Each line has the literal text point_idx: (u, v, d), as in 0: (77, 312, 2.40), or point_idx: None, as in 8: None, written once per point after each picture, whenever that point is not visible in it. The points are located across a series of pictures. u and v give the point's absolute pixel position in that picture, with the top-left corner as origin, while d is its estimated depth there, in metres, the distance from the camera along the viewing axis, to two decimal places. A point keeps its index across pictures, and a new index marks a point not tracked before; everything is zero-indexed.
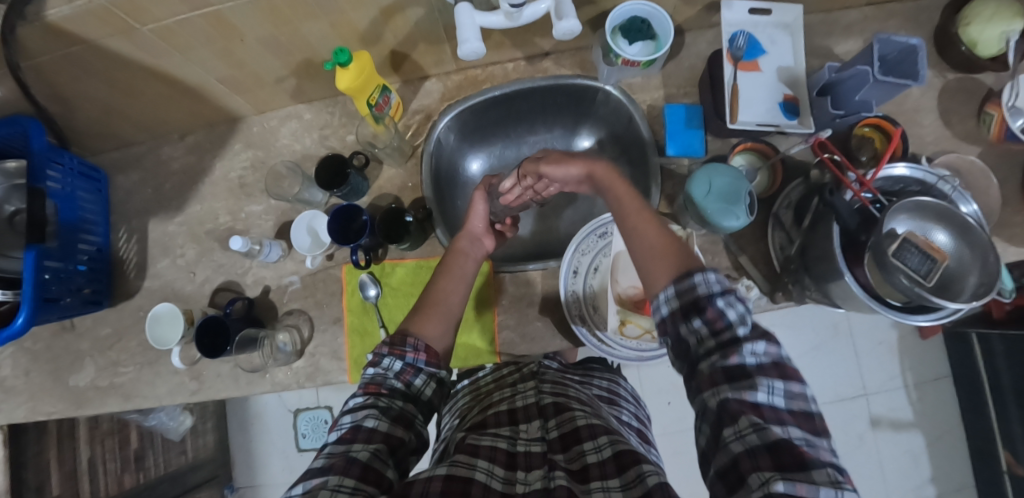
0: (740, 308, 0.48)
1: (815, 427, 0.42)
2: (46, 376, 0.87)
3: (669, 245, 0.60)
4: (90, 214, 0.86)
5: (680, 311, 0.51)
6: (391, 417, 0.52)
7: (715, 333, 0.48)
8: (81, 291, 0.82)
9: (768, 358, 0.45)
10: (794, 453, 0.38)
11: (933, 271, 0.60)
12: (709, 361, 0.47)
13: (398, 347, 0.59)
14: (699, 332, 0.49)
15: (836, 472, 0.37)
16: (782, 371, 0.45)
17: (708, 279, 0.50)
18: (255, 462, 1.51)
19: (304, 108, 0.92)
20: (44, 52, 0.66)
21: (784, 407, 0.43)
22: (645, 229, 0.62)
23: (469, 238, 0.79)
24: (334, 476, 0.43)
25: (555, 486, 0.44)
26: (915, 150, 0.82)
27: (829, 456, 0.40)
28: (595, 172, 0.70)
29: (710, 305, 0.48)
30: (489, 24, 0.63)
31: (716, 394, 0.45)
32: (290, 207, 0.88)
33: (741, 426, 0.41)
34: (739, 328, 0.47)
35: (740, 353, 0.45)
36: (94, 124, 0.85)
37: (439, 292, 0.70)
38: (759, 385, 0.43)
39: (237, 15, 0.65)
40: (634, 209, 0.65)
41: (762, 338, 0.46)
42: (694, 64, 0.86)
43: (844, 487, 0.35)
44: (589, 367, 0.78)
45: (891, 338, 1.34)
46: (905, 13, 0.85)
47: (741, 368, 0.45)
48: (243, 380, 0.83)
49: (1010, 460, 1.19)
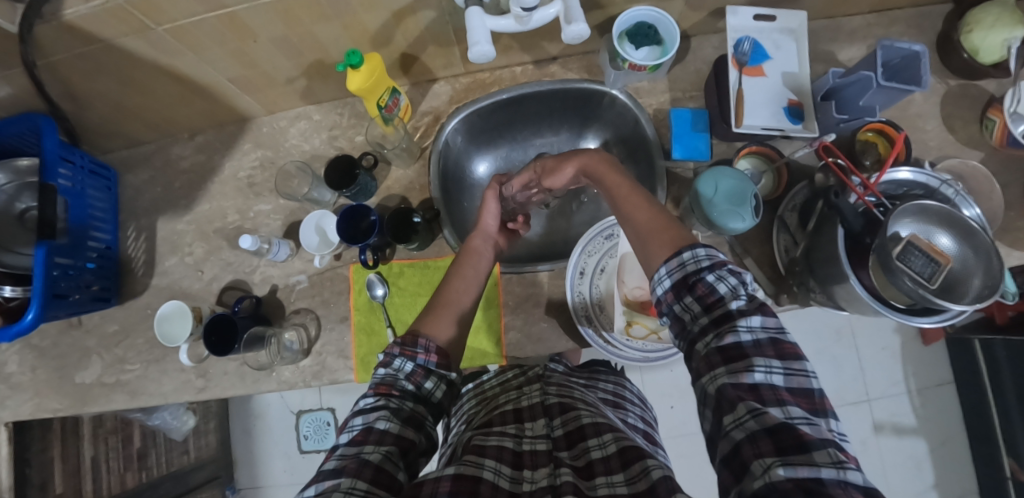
0: (732, 280, 0.50)
1: (814, 405, 0.43)
2: (52, 373, 0.87)
3: (668, 223, 0.61)
4: (100, 211, 0.87)
5: (674, 290, 0.53)
6: (402, 418, 0.52)
7: (708, 308, 0.50)
8: (90, 288, 0.82)
9: (765, 333, 0.46)
10: (794, 435, 0.38)
11: (938, 273, 0.61)
12: (705, 340, 0.48)
13: (409, 347, 0.60)
14: (692, 308, 0.51)
15: (837, 452, 0.37)
16: (779, 349, 0.45)
17: (697, 255, 0.53)
18: (257, 464, 1.50)
19: (314, 109, 0.93)
20: (61, 51, 0.67)
21: (783, 384, 0.43)
22: (636, 211, 0.65)
23: (484, 236, 0.80)
24: (347, 478, 0.43)
25: (561, 483, 0.44)
26: (918, 155, 0.83)
27: (828, 433, 0.40)
28: (586, 164, 0.76)
29: (700, 281, 0.51)
30: (499, 27, 0.64)
31: (714, 380, 0.45)
32: (298, 206, 0.89)
33: (740, 413, 0.41)
34: (732, 302, 0.48)
35: (735, 333, 0.46)
36: (106, 122, 0.86)
37: (451, 293, 0.71)
38: (756, 365, 0.44)
39: (251, 16, 0.66)
40: (638, 202, 0.65)
41: (758, 311, 0.47)
42: (700, 68, 0.87)
43: (846, 466, 0.36)
44: (595, 369, 0.79)
45: (894, 343, 1.34)
46: (908, 20, 0.86)
47: (737, 348, 0.45)
48: (249, 378, 0.83)
49: (1013, 466, 1.19)
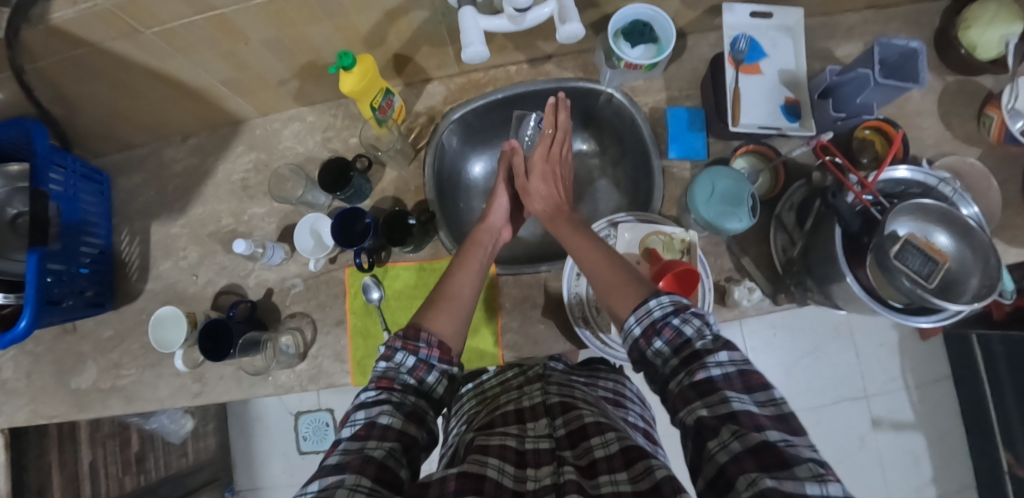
0: (696, 322, 0.52)
1: (792, 426, 0.43)
2: (48, 378, 0.87)
3: (622, 276, 0.63)
4: (92, 215, 0.86)
5: (644, 337, 0.55)
6: (404, 413, 0.53)
7: (676, 351, 0.52)
8: (83, 294, 0.82)
9: (733, 366, 0.48)
10: (773, 452, 0.39)
11: (934, 272, 0.59)
12: (677, 380, 0.50)
13: (412, 341, 0.59)
14: (663, 352, 0.53)
15: (817, 466, 0.38)
16: (746, 381, 0.47)
17: (661, 303, 0.55)
18: (257, 465, 1.50)
19: (307, 111, 0.92)
20: (49, 55, 0.66)
21: (759, 411, 0.44)
22: (599, 266, 0.65)
23: (490, 231, 0.80)
24: (351, 475, 0.43)
25: (565, 481, 0.44)
26: (916, 152, 0.82)
27: (809, 452, 0.40)
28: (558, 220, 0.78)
29: (666, 326, 0.53)
30: (493, 28, 0.63)
31: (691, 412, 0.46)
32: (293, 209, 0.89)
33: (723, 436, 0.42)
34: (696, 342, 0.51)
35: (705, 369, 0.48)
36: (97, 126, 0.85)
37: (454, 286, 0.70)
38: (730, 398, 0.45)
39: (241, 18, 0.65)
40: (590, 256, 0.68)
41: (724, 347, 0.49)
42: (697, 66, 0.86)
43: (826, 480, 0.36)
44: (595, 367, 0.78)
45: (891, 339, 1.35)
46: (905, 16, 0.86)
47: (709, 382, 0.47)
48: (246, 382, 0.83)
49: (1011, 461, 1.20)
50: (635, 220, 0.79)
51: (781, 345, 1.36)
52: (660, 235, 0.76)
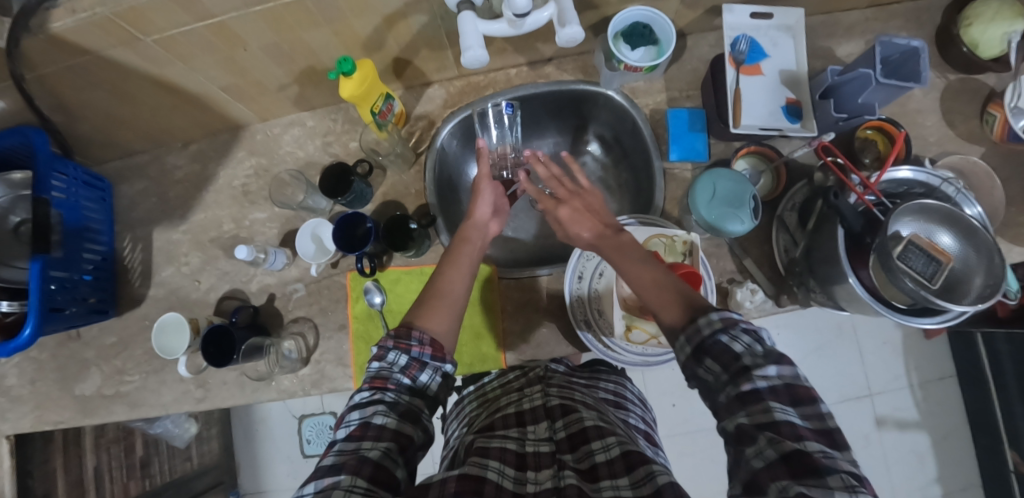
0: (747, 338, 0.48)
1: (835, 439, 0.43)
2: (52, 385, 0.87)
3: (670, 294, 0.59)
4: (95, 222, 0.87)
5: (693, 356, 0.51)
6: (399, 413, 0.52)
7: (726, 367, 0.48)
8: (86, 301, 0.82)
9: (780, 381, 0.45)
10: (808, 461, 0.39)
11: (939, 273, 0.60)
12: (725, 391, 0.47)
13: (403, 340, 0.59)
14: (714, 369, 0.49)
15: (850, 477, 0.38)
16: (793, 394, 0.45)
17: (712, 318, 0.51)
18: (261, 468, 1.50)
19: (307, 116, 0.92)
20: (49, 64, 0.66)
21: (801, 422, 0.43)
22: (648, 288, 0.61)
23: (477, 227, 0.78)
24: (347, 476, 0.43)
25: (565, 485, 0.44)
26: (918, 150, 0.82)
27: (847, 465, 0.40)
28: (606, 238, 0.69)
29: (714, 344, 0.49)
30: (492, 32, 0.63)
31: (732, 421, 0.46)
32: (294, 214, 0.89)
33: (759, 443, 0.42)
34: (745, 357, 0.47)
35: (751, 381, 0.45)
36: (98, 133, 0.85)
37: (443, 282, 0.69)
38: (773, 408, 0.44)
39: (240, 24, 0.65)
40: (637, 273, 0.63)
41: (774, 360, 0.46)
42: (697, 67, 0.86)
43: (858, 491, 0.37)
44: (596, 369, 0.77)
45: (894, 338, 1.34)
46: (906, 14, 0.85)
47: (754, 393, 0.45)
48: (249, 387, 0.83)
49: (1016, 459, 1.20)
50: (635, 222, 0.78)
51: (785, 345, 1.35)
52: (662, 237, 0.76)
